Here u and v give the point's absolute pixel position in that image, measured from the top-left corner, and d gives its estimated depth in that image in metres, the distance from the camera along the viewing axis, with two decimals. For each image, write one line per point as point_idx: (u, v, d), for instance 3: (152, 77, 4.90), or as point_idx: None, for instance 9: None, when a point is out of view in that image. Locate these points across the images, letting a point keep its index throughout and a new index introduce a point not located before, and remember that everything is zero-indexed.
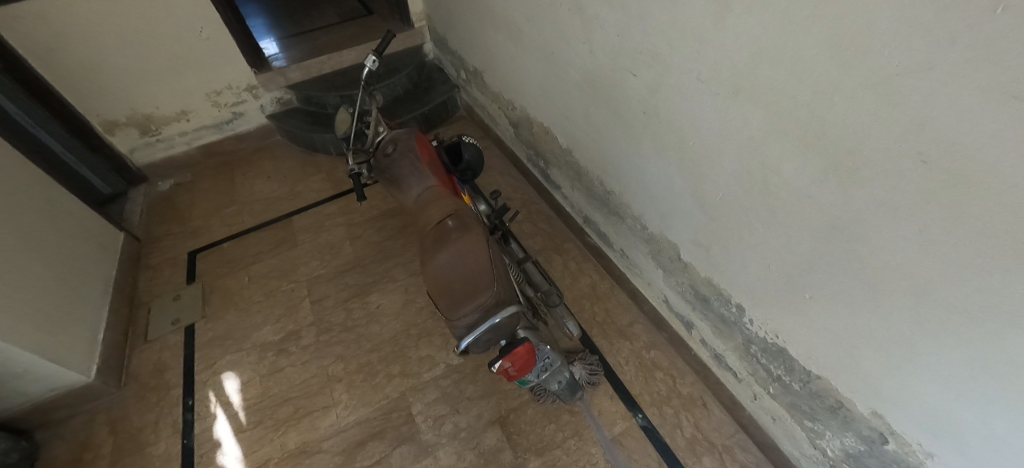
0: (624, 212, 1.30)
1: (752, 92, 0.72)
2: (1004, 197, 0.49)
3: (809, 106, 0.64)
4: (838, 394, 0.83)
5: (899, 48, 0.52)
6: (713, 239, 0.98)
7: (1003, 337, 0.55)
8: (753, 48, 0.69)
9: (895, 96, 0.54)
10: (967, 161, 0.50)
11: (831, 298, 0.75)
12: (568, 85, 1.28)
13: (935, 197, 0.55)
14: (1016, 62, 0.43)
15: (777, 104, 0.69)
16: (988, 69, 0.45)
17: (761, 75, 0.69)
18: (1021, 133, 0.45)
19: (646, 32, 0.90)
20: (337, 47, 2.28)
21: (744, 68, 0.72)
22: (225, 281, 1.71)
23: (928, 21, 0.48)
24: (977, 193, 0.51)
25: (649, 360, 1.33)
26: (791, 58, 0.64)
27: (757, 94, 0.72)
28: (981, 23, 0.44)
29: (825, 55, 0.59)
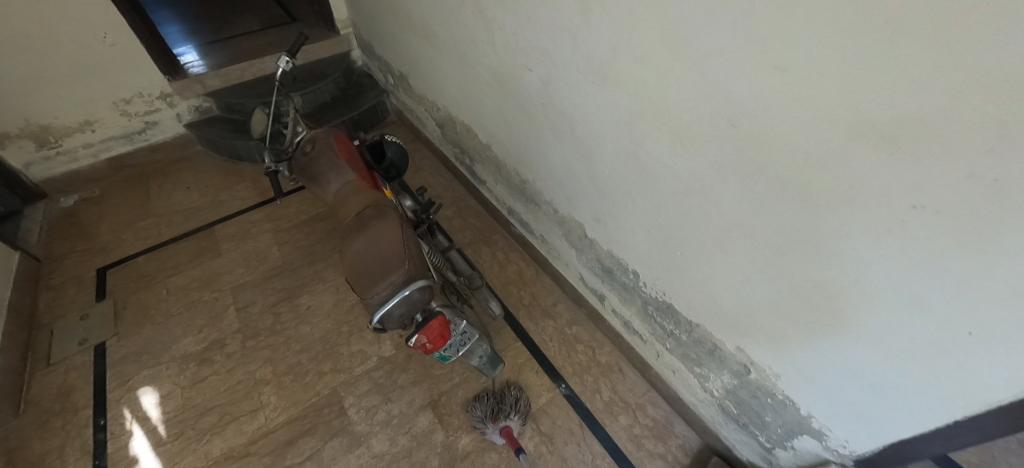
0: (539, 199, 1.40)
1: (616, 78, 0.84)
2: (784, 149, 0.63)
3: (655, 86, 0.77)
4: (713, 337, 0.97)
5: (704, 35, 0.65)
6: (607, 213, 1.10)
7: (803, 264, 0.69)
8: (612, 39, 0.80)
9: (708, 72, 0.67)
10: (759, 123, 0.64)
11: (695, 251, 0.89)
12: (480, 83, 1.37)
13: (744, 154, 0.68)
14: (774, 41, 0.57)
15: (634, 86, 0.81)
16: (759, 48, 0.59)
17: (620, 63, 0.81)
18: (786, 97, 0.59)
19: (534, 30, 1.00)
20: (258, 54, 2.25)
21: (608, 58, 0.84)
22: (141, 295, 1.63)
23: (719, 12, 0.61)
24: (769, 148, 0.65)
25: (571, 335, 1.43)
26: (638, 46, 0.76)
27: (619, 79, 0.84)
28: (749, 12, 0.58)
29: (660, 43, 0.72)
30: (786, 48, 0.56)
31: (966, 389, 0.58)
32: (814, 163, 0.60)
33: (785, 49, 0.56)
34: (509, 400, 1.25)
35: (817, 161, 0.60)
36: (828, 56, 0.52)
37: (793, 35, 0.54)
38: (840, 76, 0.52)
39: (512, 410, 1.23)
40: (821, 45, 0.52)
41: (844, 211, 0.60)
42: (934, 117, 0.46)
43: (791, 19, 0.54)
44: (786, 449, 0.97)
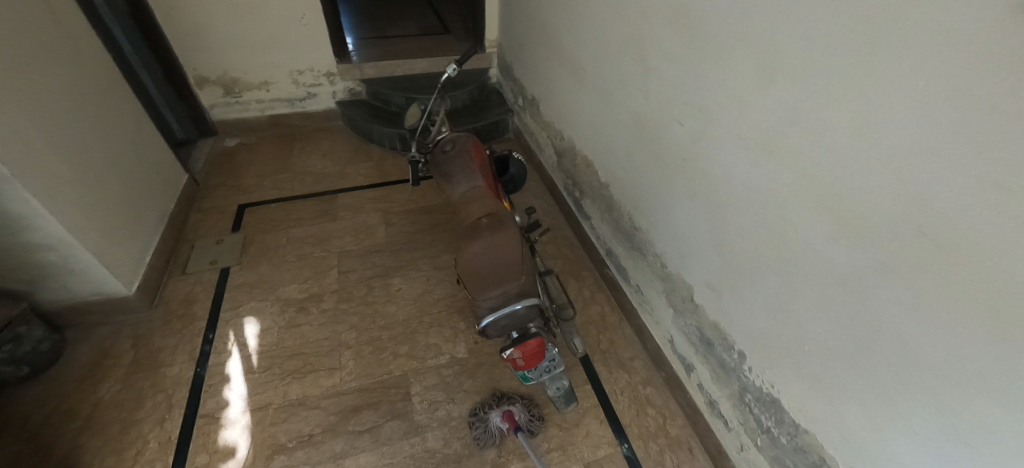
0: (647, 249, 1.38)
1: (783, 151, 0.82)
2: (988, 273, 0.57)
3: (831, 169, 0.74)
4: (822, 451, 0.89)
5: (914, 133, 0.61)
6: (725, 283, 1.06)
7: (974, 404, 0.61)
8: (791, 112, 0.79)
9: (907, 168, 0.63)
10: (960, 238, 0.59)
11: (828, 351, 0.82)
12: (618, 125, 1.40)
13: (926, 264, 0.63)
14: (1006, 157, 0.52)
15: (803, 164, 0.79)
16: (982, 159, 0.55)
17: (794, 140, 0.80)
18: (1005, 218, 0.53)
19: (698, 87, 1.02)
20: (412, 54, 2.48)
21: (779, 131, 0.82)
22: (265, 237, 1.84)
23: (940, 114, 0.58)
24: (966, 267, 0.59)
25: (643, 395, 1.37)
26: (822, 128, 0.74)
27: (787, 153, 0.81)
28: (981, 121, 0.54)
29: (851, 130, 0.69)
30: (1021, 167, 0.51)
31: None
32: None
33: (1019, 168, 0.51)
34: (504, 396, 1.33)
35: None
36: None
37: None
38: None
39: (517, 399, 1.30)
40: None
41: None
42: None
43: None
44: None
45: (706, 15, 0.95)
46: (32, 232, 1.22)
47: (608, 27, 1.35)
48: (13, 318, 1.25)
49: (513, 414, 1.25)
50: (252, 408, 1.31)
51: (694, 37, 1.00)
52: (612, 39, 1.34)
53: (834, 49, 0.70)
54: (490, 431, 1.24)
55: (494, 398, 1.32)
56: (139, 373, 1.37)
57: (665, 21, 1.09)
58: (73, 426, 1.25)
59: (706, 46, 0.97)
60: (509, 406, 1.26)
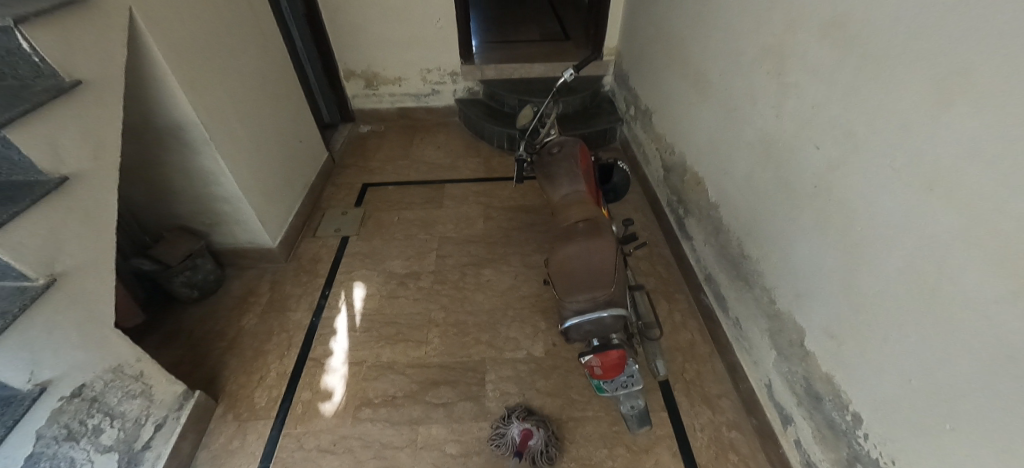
0: (754, 280, 1.27)
1: (954, 190, 0.70)
2: None
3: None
4: None
5: None
6: (851, 334, 0.92)
7: None
8: (976, 145, 0.66)
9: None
10: None
11: (977, 436, 0.69)
12: (740, 144, 1.31)
13: None
14: None
15: (982, 208, 0.66)
16: None
17: (966, 178, 0.68)
18: None
19: (846, 108, 0.91)
20: (532, 59, 2.57)
21: (948, 167, 0.70)
22: (381, 214, 2.05)
23: None
24: None
25: (727, 438, 1.25)
26: (1010, 167, 0.62)
27: (959, 194, 0.69)
28: None
29: None
30: None
31: None
32: None
33: None
34: (534, 415, 1.28)
35: None
36: None
37: None
38: None
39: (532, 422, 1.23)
40: None
41: None
42: None
43: None
44: None
45: (866, 29, 0.85)
46: (216, 186, 1.52)
47: (743, 40, 1.27)
48: (194, 251, 1.57)
49: (529, 434, 1.19)
50: (350, 362, 1.48)
51: (849, 54, 0.89)
52: (748, 51, 1.25)
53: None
54: (508, 441, 1.23)
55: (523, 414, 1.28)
56: (271, 313, 1.63)
57: (814, 35, 0.99)
58: (220, 346, 1.53)
59: (862, 64, 0.86)
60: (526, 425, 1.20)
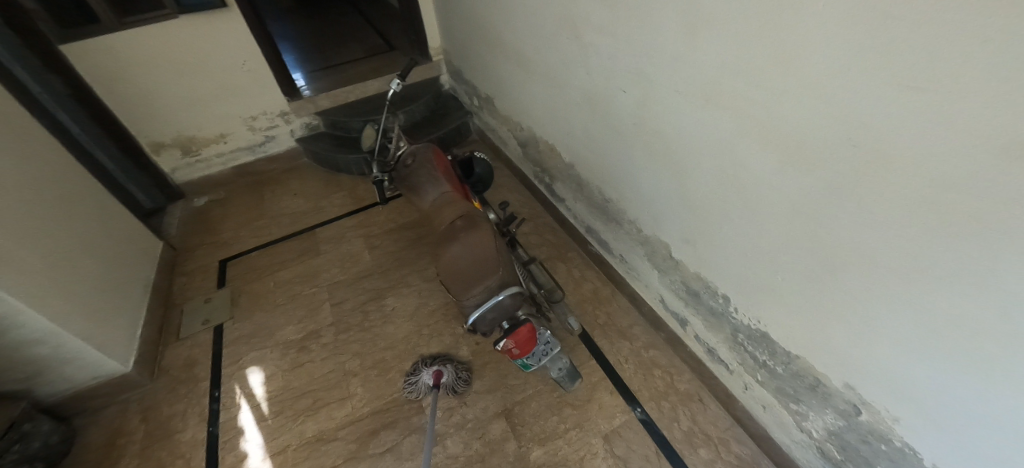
0: (621, 217, 1.41)
1: (724, 95, 0.86)
2: (916, 166, 0.61)
3: (772, 103, 0.77)
4: (815, 372, 0.93)
5: (825, 55, 0.66)
6: (701, 235, 1.09)
7: (940, 295, 0.66)
8: (725, 57, 0.82)
9: (845, 84, 0.65)
10: (886, 143, 0.63)
11: (800, 277, 0.88)
12: (570, 104, 1.43)
13: (863, 174, 0.68)
14: (910, 58, 0.57)
15: (745, 103, 0.82)
16: (892, 62, 0.58)
17: (726, 85, 0.84)
18: (917, 115, 0.58)
19: (633, 53, 1.05)
20: (362, 77, 2.48)
21: (711, 81, 0.87)
22: (253, 286, 1.84)
23: (844, 33, 0.62)
24: (894, 168, 0.64)
25: (648, 358, 1.39)
26: (747, 68, 0.79)
27: (728, 99, 0.85)
28: (874, 32, 0.59)
29: (774, 63, 0.74)
30: (923, 68, 0.56)
31: None
32: (952, 187, 0.59)
33: (924, 69, 0.56)
34: (436, 356, 1.44)
35: (956, 184, 0.58)
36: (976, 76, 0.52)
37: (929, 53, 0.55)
38: (981, 98, 0.52)
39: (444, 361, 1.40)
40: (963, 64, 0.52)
41: (984, 237, 0.58)
42: None
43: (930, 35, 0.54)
44: None
45: None
46: (16, 330, 1.22)
47: (540, 12, 1.37)
48: (16, 418, 1.24)
49: (441, 372, 1.36)
50: (271, 454, 1.32)
51: (618, 8, 1.03)
52: (547, 23, 1.36)
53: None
54: (421, 383, 1.37)
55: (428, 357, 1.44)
56: (154, 444, 1.38)
57: None
58: None
59: (630, 14, 1.00)
60: (439, 365, 1.37)
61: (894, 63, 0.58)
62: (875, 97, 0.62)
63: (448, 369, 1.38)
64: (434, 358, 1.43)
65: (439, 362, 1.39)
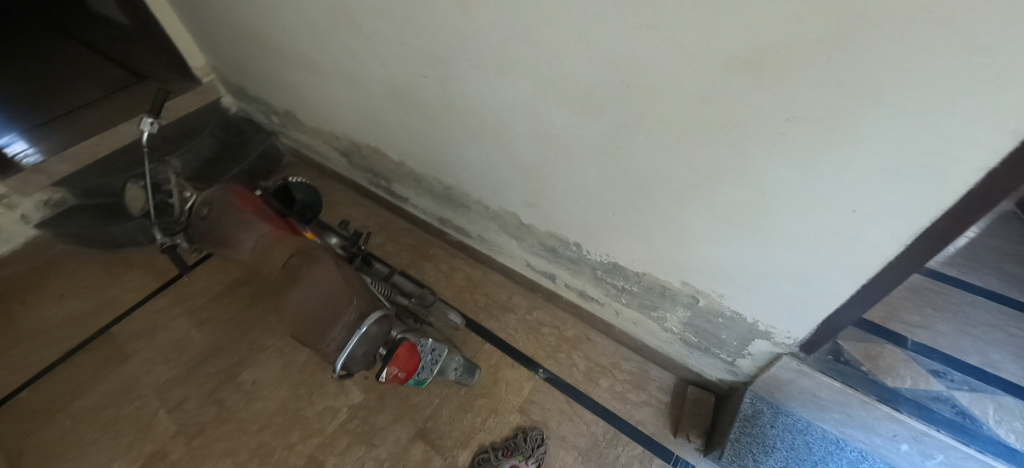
0: (467, 200, 1.40)
1: (516, 57, 0.88)
2: (674, 90, 0.73)
3: (558, 56, 0.82)
4: (660, 282, 1.08)
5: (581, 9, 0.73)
6: (540, 195, 1.15)
7: (720, 190, 0.81)
8: (505, 20, 0.84)
9: (608, 28, 0.72)
10: (648, 75, 0.74)
11: (625, 207, 0.99)
12: (377, 101, 1.34)
13: (641, 105, 0.79)
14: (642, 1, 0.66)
15: (537, 61, 0.86)
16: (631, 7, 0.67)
17: (513, 52, 0.89)
18: (663, 48, 0.69)
19: (421, 37, 1.02)
20: (107, 118, 1.85)
21: (499, 50, 0.91)
22: (41, 434, 1.34)
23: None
24: (660, 94, 0.75)
25: (534, 320, 1.46)
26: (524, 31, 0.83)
27: (521, 60, 0.88)
28: None
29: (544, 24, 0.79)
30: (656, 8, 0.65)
31: (858, 255, 0.73)
32: (702, 100, 0.71)
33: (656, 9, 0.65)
34: (529, 439, 1.20)
35: (704, 98, 0.71)
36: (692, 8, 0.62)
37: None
38: (699, 25, 0.63)
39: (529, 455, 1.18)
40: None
41: (733, 135, 0.72)
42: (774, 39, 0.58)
43: None
44: (745, 358, 1.06)
45: None
46: None
47: (308, 9, 1.22)
48: None
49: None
50: None
51: None
52: (320, 19, 1.22)
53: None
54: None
55: (520, 437, 1.21)
56: None
57: None
58: None
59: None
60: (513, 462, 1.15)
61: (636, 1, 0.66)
62: (633, 34, 0.70)
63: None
64: (524, 443, 1.20)
65: (519, 454, 1.17)
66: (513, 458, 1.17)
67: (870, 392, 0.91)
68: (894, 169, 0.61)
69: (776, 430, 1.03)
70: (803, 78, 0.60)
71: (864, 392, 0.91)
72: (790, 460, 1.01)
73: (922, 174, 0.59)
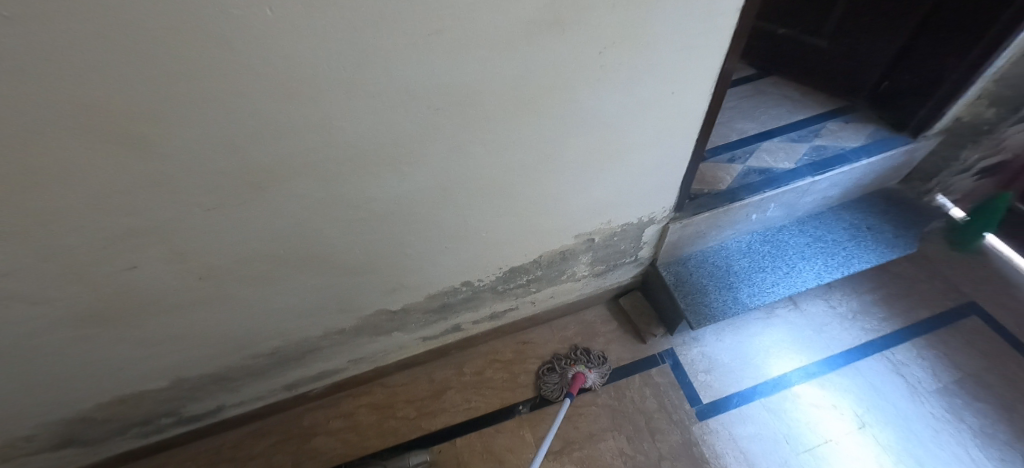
0: (312, 342, 1.07)
1: (278, 156, 0.65)
2: (486, 88, 0.65)
3: (333, 123, 0.63)
4: (557, 251, 1.06)
5: (335, 61, 0.56)
6: (399, 273, 0.95)
7: (570, 146, 0.80)
8: (231, 126, 0.58)
9: (379, 62, 0.57)
10: (453, 89, 0.64)
11: (494, 221, 0.90)
12: (78, 346, 0.83)
13: (461, 122, 0.69)
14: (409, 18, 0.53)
15: (308, 144, 0.65)
16: (399, 29, 0.54)
17: (268, 157, 0.64)
18: (455, 53, 0.59)
19: (102, 223, 0.64)
20: None
21: (244, 167, 0.64)
22: None
23: (332, 33, 0.52)
24: (475, 101, 0.67)
25: (472, 375, 1.29)
26: (270, 126, 0.60)
27: (286, 156, 0.65)
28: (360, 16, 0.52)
29: (295, 103, 0.58)
30: (429, 19, 0.54)
31: (688, 119, 0.84)
32: (519, 82, 0.66)
33: (430, 20, 0.54)
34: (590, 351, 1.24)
35: (520, 79, 0.66)
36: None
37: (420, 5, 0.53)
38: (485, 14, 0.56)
39: (591, 361, 1.22)
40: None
41: (560, 94, 0.70)
42: None
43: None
44: (644, 248, 1.17)
45: None
46: None
47: None
48: None
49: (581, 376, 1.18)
50: None
51: None
52: None
53: (154, 43, 0.47)
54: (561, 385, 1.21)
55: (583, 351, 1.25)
56: None
57: None
58: None
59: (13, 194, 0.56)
60: (578, 368, 1.18)
61: (398, 17, 0.53)
62: (413, 54, 0.58)
63: (593, 377, 1.19)
64: (584, 354, 1.24)
65: (582, 362, 1.20)
66: (577, 366, 1.21)
67: (722, 201, 1.12)
68: (688, 43, 0.69)
69: (696, 276, 1.22)
70: (598, 8, 0.59)
71: (721, 205, 1.11)
72: (719, 286, 1.19)
73: (704, 38, 0.69)
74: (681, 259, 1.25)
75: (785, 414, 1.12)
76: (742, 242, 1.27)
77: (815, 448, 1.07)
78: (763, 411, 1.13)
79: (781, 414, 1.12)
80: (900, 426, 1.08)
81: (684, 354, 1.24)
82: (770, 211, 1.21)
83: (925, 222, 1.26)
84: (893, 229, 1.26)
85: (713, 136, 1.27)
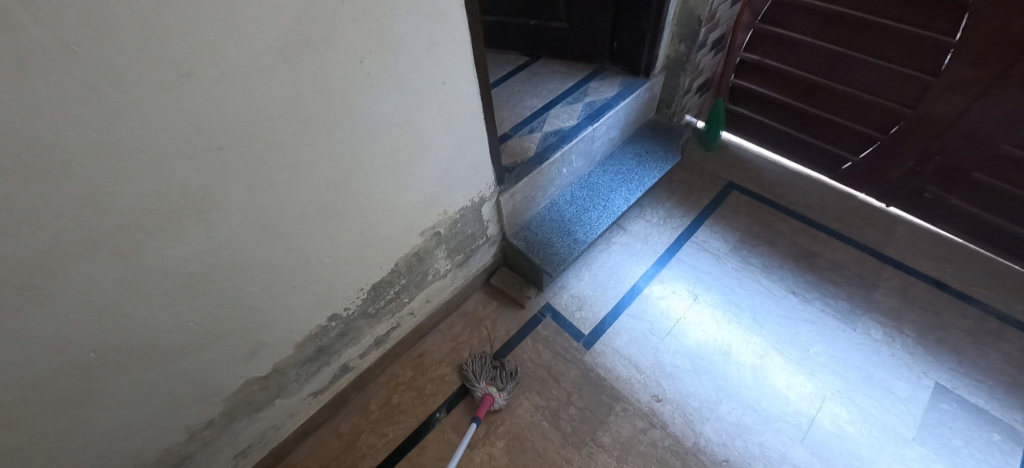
0: (181, 450, 0.94)
1: (41, 251, 0.56)
2: (269, 115, 0.67)
3: (101, 194, 0.58)
4: (410, 253, 1.11)
5: (84, 127, 0.52)
6: (255, 331, 0.90)
7: (378, 149, 0.86)
8: None
9: (132, 116, 0.55)
10: (234, 125, 0.64)
11: (334, 243, 0.91)
12: None
13: (258, 156, 0.69)
14: (154, 66, 0.53)
15: (74, 225, 0.58)
16: (146, 79, 0.54)
17: (35, 256, 0.56)
18: (221, 90, 0.60)
19: None
20: None
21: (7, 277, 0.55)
22: None
23: (66, 96, 0.49)
24: (262, 130, 0.68)
25: (379, 409, 1.26)
26: (26, 217, 0.53)
27: (54, 247, 0.57)
28: (95, 73, 0.50)
29: (49, 183, 0.53)
30: (179, 62, 0.55)
31: (469, 99, 0.97)
32: (301, 101, 0.69)
33: (179, 62, 0.55)
34: (506, 375, 1.22)
35: (301, 98, 0.69)
36: (215, 36, 0.56)
37: (160, 50, 0.53)
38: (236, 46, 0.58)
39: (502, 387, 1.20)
40: (195, 33, 0.54)
41: (347, 103, 0.75)
42: (303, 10, 0.61)
43: (139, 39, 0.51)
44: (488, 225, 1.30)
45: None
46: None
47: None
48: None
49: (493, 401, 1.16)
50: None
51: None
52: None
53: None
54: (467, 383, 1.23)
55: (500, 369, 1.23)
56: None
57: None
58: None
59: None
60: (491, 394, 1.17)
61: (137, 67, 0.52)
62: (173, 101, 0.57)
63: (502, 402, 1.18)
64: (501, 382, 1.20)
65: (497, 387, 1.19)
66: (489, 387, 1.19)
67: (534, 165, 1.30)
68: (437, 35, 0.81)
69: (540, 233, 1.38)
70: (341, 22, 0.66)
71: (533, 168, 1.29)
72: (560, 235, 1.38)
73: (447, 28, 0.82)
74: (524, 225, 1.41)
75: (645, 314, 1.35)
76: (565, 194, 1.49)
77: (673, 328, 1.31)
78: (630, 319, 1.34)
79: (642, 316, 1.35)
80: (719, 286, 1.39)
81: (557, 302, 1.40)
82: (574, 161, 1.44)
83: (680, 135, 1.64)
84: (662, 147, 1.60)
85: (511, 117, 1.45)
